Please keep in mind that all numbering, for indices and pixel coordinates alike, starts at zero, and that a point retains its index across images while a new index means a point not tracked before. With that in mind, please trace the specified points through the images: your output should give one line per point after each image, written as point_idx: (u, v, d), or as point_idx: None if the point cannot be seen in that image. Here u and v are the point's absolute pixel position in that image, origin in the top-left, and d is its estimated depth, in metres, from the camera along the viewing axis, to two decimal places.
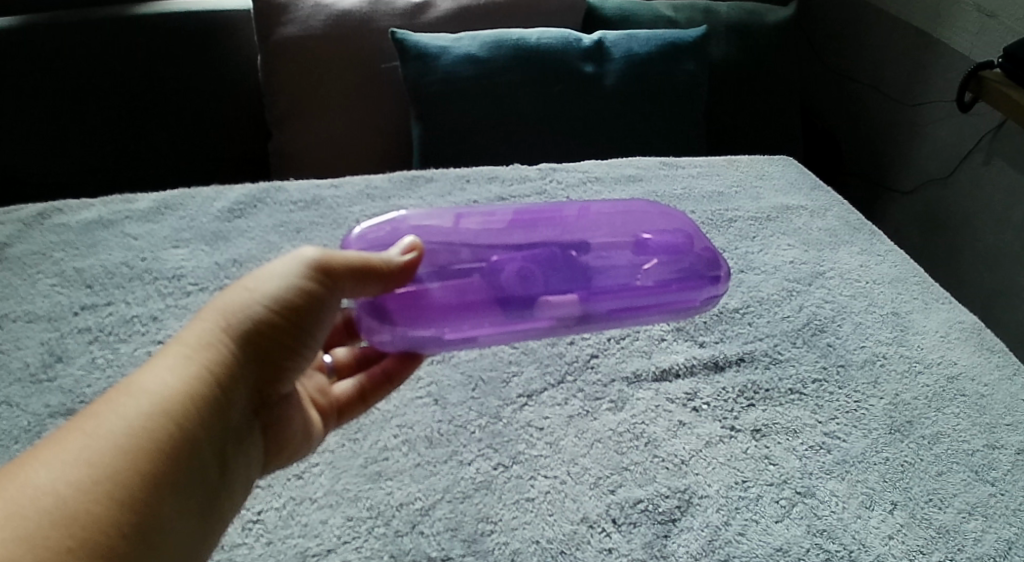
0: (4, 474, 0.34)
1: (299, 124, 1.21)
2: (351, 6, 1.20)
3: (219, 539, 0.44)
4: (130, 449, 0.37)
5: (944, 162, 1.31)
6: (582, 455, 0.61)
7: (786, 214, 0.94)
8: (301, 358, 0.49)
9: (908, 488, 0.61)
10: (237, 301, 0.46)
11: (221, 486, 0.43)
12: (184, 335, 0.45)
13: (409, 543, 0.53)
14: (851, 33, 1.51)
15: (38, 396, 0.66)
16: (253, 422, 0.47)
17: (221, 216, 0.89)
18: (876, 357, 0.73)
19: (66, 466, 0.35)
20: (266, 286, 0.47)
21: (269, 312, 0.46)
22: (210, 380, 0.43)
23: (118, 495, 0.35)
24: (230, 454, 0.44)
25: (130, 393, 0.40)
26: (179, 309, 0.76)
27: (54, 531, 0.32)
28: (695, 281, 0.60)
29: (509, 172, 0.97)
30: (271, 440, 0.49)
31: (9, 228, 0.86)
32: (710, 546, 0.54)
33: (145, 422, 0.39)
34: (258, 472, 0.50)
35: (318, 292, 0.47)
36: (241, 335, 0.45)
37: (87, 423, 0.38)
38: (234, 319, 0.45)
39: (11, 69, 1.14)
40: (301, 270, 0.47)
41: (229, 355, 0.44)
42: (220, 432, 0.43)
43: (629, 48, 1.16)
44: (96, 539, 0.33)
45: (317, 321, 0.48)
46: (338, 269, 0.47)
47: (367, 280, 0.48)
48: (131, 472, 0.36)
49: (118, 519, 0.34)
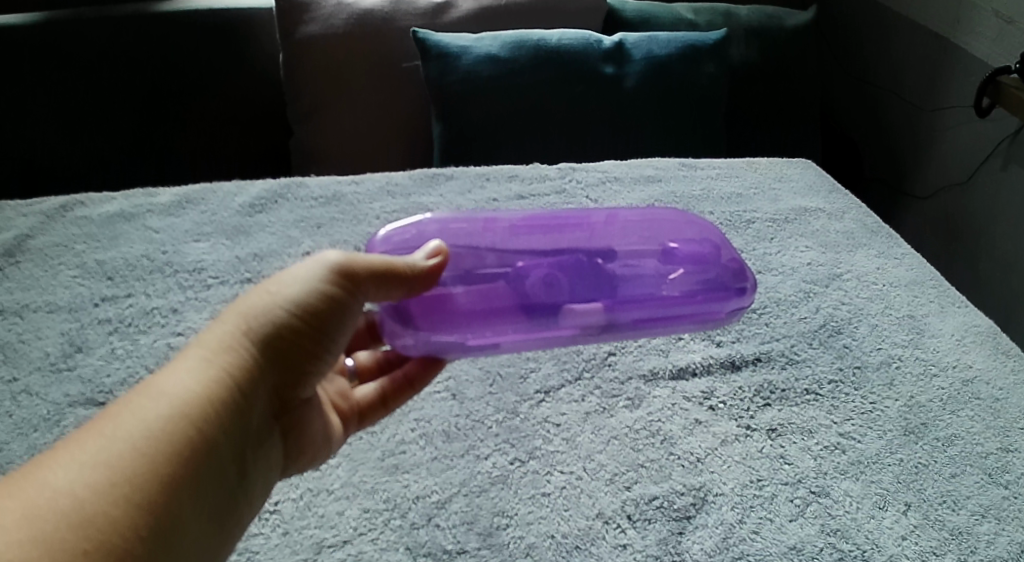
0: (21, 475, 0.34)
1: (320, 121, 1.23)
2: (373, 6, 1.21)
3: (235, 543, 0.44)
4: (148, 451, 0.37)
5: (963, 167, 1.30)
6: (598, 452, 0.61)
7: (804, 216, 0.94)
8: (321, 362, 0.49)
9: (922, 489, 0.61)
10: (258, 304, 0.47)
11: (237, 490, 0.43)
12: (205, 336, 0.45)
13: (425, 535, 0.54)
14: (872, 39, 1.51)
15: (58, 385, 0.67)
16: (272, 424, 0.47)
17: (242, 211, 0.91)
18: (892, 360, 0.73)
19: (83, 468, 0.35)
20: (288, 289, 0.47)
21: (291, 315, 0.47)
22: (230, 383, 0.43)
23: (135, 497, 0.35)
24: (248, 457, 0.44)
25: (150, 394, 0.40)
26: (199, 302, 0.77)
27: (70, 533, 0.32)
28: (721, 292, 0.60)
29: (529, 171, 0.97)
30: (289, 443, 0.50)
31: (32, 220, 0.88)
32: (724, 543, 0.55)
33: (165, 424, 0.39)
34: (276, 475, 0.50)
35: (341, 296, 0.48)
36: (262, 338, 0.46)
37: (105, 423, 0.38)
38: (255, 321, 0.46)
39: (35, 65, 1.16)
40: (324, 273, 0.48)
41: (250, 358, 0.45)
42: (239, 435, 0.43)
43: (649, 49, 1.17)
44: (112, 541, 0.33)
45: (338, 325, 0.49)
46: (360, 272, 0.48)
47: (390, 283, 0.48)
48: (149, 474, 0.36)
49: (135, 522, 0.34)
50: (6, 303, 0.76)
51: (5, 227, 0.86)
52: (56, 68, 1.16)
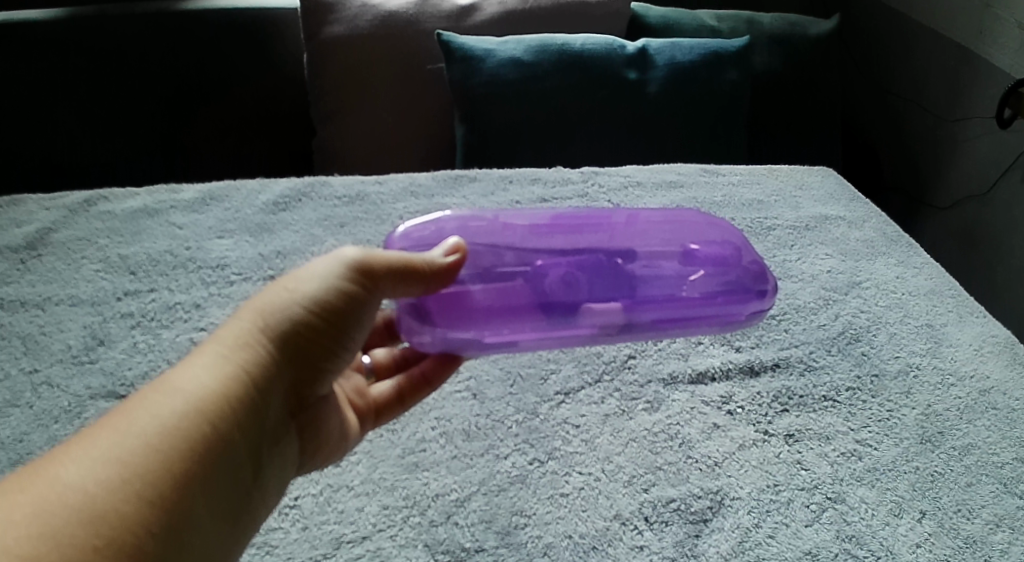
0: (34, 469, 0.35)
1: (342, 121, 1.24)
2: (398, 7, 1.22)
3: (250, 538, 0.45)
4: (162, 448, 0.37)
5: (984, 178, 1.31)
6: (617, 454, 0.62)
7: (824, 224, 0.95)
8: (337, 361, 0.50)
9: (937, 497, 0.62)
10: (275, 301, 0.47)
11: (251, 487, 0.43)
12: (222, 333, 0.46)
13: (444, 533, 0.55)
14: (894, 47, 1.51)
15: (79, 377, 0.68)
16: (289, 422, 0.48)
17: (266, 208, 0.92)
18: (910, 368, 0.74)
19: (96, 465, 0.35)
20: (306, 287, 0.48)
21: (308, 313, 0.47)
22: (245, 380, 0.43)
23: (146, 493, 0.35)
24: (264, 454, 0.45)
25: (165, 390, 0.41)
26: (222, 298, 0.78)
27: (80, 529, 0.32)
28: (742, 294, 0.61)
29: (551, 174, 0.98)
30: (307, 441, 0.50)
31: (55, 214, 0.89)
32: (740, 547, 0.55)
33: (178, 421, 0.39)
34: (293, 473, 0.51)
35: (358, 293, 0.49)
36: (279, 336, 0.46)
37: (120, 419, 0.38)
38: (272, 318, 0.47)
39: (63, 60, 1.18)
40: (341, 270, 0.49)
41: (266, 355, 0.45)
42: (254, 433, 0.43)
43: (672, 56, 1.18)
44: (124, 538, 0.33)
45: (355, 323, 0.49)
46: (377, 269, 0.48)
47: (408, 281, 0.49)
48: (163, 470, 0.37)
49: (147, 519, 0.35)
50: (28, 295, 0.77)
51: (28, 221, 0.87)
52: (84, 64, 1.18)
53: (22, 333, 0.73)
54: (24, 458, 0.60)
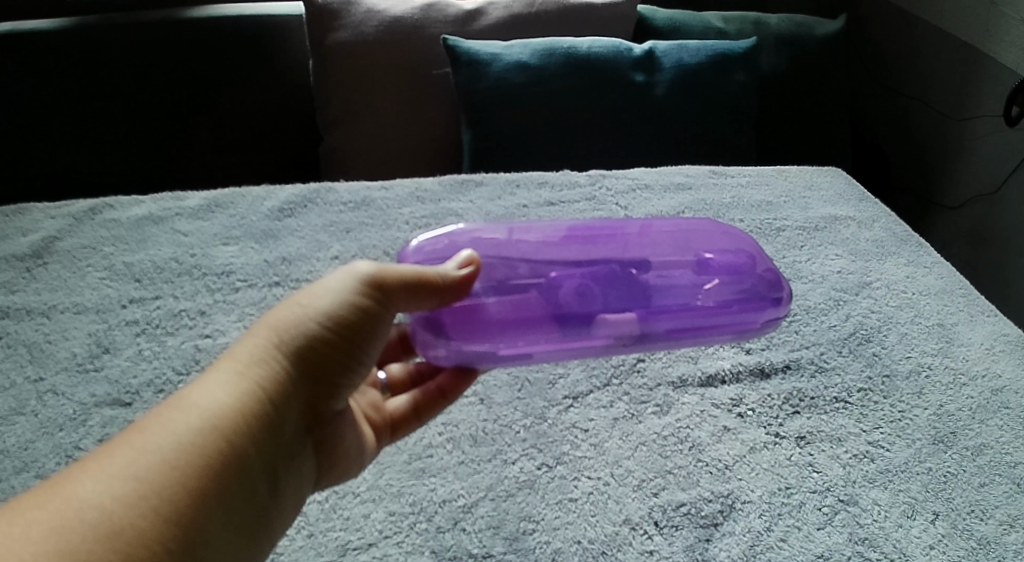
0: (50, 486, 0.34)
1: (349, 128, 1.25)
2: (403, 13, 1.22)
3: (268, 553, 0.44)
4: (176, 465, 0.37)
5: (993, 176, 1.31)
6: (626, 458, 0.62)
7: (834, 224, 0.94)
8: (354, 375, 0.49)
9: (950, 498, 0.61)
10: (290, 316, 0.47)
11: (268, 502, 0.43)
12: (237, 350, 0.45)
13: (451, 539, 0.55)
14: (901, 48, 1.50)
15: (83, 385, 0.68)
16: (305, 438, 0.47)
17: (271, 215, 0.92)
18: (922, 368, 0.74)
19: (112, 481, 0.35)
20: (320, 302, 0.48)
21: (323, 328, 0.47)
22: (261, 397, 0.43)
23: (163, 510, 0.35)
24: (280, 470, 0.44)
25: (181, 408, 0.40)
26: (227, 305, 0.77)
27: (97, 545, 0.32)
28: (757, 303, 0.60)
29: (558, 178, 0.98)
30: (323, 457, 0.50)
31: (60, 222, 0.89)
32: (751, 551, 0.55)
33: (195, 437, 0.39)
34: (308, 490, 0.50)
35: (373, 308, 0.48)
36: (295, 351, 0.46)
37: (137, 436, 0.38)
38: (287, 334, 0.46)
39: (66, 69, 1.18)
40: (356, 285, 0.48)
41: (282, 372, 0.45)
42: (270, 449, 0.43)
43: (679, 58, 1.18)
44: (140, 554, 0.33)
45: (371, 337, 0.49)
46: (392, 283, 0.48)
47: (422, 294, 0.48)
48: (178, 487, 0.36)
49: (162, 536, 0.34)
50: (33, 303, 0.77)
51: (33, 229, 0.87)
52: (87, 73, 1.19)
53: (27, 341, 0.73)
54: (29, 467, 0.60)
